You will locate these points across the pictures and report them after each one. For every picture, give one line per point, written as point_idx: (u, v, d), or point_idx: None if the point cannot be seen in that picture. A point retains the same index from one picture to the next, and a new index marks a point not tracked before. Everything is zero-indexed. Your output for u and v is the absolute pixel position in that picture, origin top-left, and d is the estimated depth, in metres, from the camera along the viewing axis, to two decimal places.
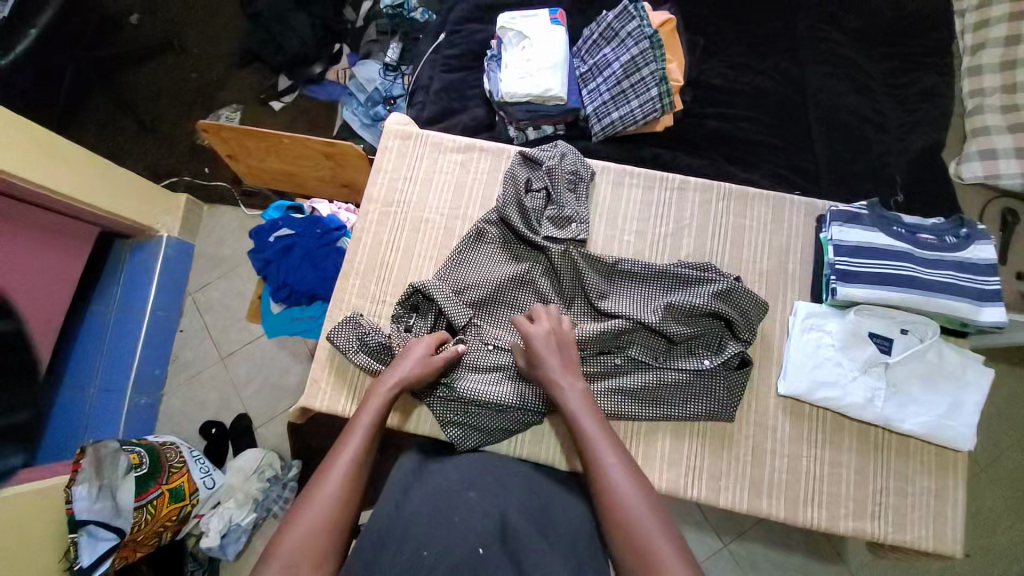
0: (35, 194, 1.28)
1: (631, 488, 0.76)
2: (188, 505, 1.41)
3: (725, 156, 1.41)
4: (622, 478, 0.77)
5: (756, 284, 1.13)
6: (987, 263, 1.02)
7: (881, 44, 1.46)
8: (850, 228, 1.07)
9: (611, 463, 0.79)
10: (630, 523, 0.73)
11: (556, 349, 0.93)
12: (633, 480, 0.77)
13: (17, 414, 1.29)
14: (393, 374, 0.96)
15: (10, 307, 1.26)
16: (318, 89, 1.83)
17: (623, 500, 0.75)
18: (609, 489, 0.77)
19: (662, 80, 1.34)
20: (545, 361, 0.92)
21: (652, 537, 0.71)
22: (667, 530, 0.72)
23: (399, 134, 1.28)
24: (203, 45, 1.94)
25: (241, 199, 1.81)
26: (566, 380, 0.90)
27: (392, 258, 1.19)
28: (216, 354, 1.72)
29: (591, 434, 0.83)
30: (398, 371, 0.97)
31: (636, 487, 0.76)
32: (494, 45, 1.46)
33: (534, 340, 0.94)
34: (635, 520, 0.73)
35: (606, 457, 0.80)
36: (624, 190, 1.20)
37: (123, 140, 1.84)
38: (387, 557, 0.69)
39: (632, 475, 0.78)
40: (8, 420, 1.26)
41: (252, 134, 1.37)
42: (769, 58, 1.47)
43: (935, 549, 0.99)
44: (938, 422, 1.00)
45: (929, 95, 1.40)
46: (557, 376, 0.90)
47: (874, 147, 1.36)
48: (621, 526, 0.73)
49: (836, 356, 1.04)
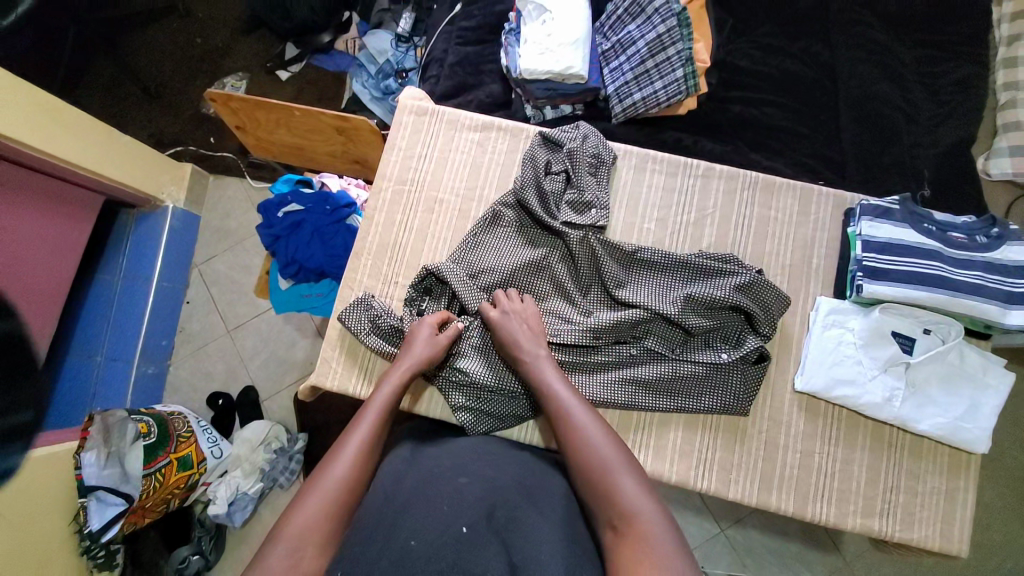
0: (43, 162, 1.26)
1: (598, 439, 0.78)
2: (195, 473, 1.39)
3: (747, 142, 1.36)
4: (590, 430, 0.80)
5: (778, 278, 1.11)
6: (1018, 265, 1.00)
7: (918, 29, 1.40)
8: (880, 224, 1.04)
9: (579, 419, 0.82)
10: (599, 472, 0.75)
11: (522, 323, 0.97)
12: (599, 431, 0.80)
13: (20, 414, 1.24)
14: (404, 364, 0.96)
15: (9, 306, 1.21)
16: (325, 58, 1.78)
17: (591, 453, 0.77)
18: (577, 444, 0.79)
19: (689, 61, 1.29)
20: (509, 335, 0.96)
21: (620, 479, 0.73)
22: (635, 474, 0.74)
23: (414, 110, 1.24)
24: (209, 8, 1.88)
25: (247, 171, 1.77)
26: (531, 350, 0.93)
27: (405, 239, 1.16)
28: (222, 328, 1.70)
29: (558, 396, 0.86)
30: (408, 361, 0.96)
31: (606, 437, 0.79)
32: (513, 17, 1.40)
33: (496, 321, 0.98)
34: (604, 468, 0.75)
35: (573, 414, 0.82)
36: (646, 175, 1.16)
37: (127, 105, 1.79)
38: (371, 549, 0.66)
39: (599, 427, 0.81)
40: (13, 420, 1.22)
41: (262, 105, 1.32)
42: (799, 40, 1.41)
43: (942, 549, 0.99)
44: (955, 424, 0.99)
45: (963, 85, 1.35)
46: (521, 351, 0.94)
47: (903, 137, 1.32)
48: (591, 476, 0.75)
49: (856, 354, 1.02)
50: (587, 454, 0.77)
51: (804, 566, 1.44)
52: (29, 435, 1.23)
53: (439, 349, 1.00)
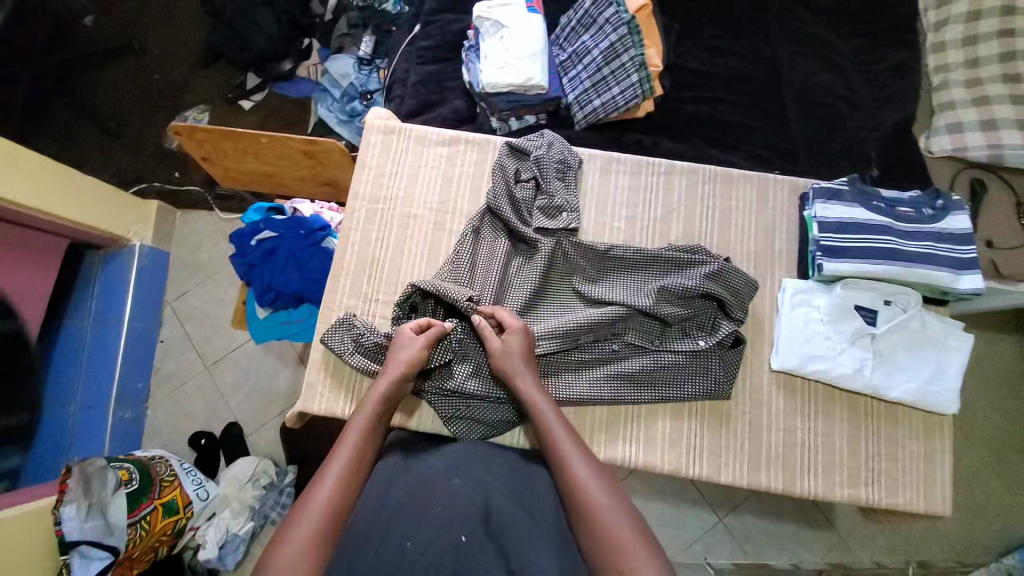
0: (5, 211, 1.25)
1: (595, 480, 0.80)
2: (183, 518, 1.36)
3: (705, 139, 1.42)
4: (587, 470, 0.81)
5: (745, 263, 1.15)
6: (963, 232, 1.06)
7: (850, 22, 1.49)
8: (832, 205, 1.10)
9: (576, 458, 0.84)
10: (594, 511, 0.76)
11: (523, 353, 0.97)
12: (597, 473, 0.81)
13: (14, 415, 1.35)
14: (385, 380, 0.95)
15: (10, 308, 1.31)
16: (288, 86, 1.79)
17: (587, 490, 0.79)
18: (573, 480, 0.81)
19: (642, 66, 1.35)
20: (507, 363, 0.96)
21: (615, 522, 0.74)
22: (630, 515, 0.75)
23: (382, 129, 1.26)
24: (165, 45, 1.87)
25: (215, 203, 1.76)
26: (529, 382, 0.94)
27: (383, 256, 1.17)
28: (200, 364, 1.67)
29: (557, 433, 0.87)
30: (390, 376, 0.96)
31: (603, 481, 0.80)
32: (471, 34, 1.44)
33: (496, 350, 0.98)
34: (598, 508, 0.76)
35: (572, 453, 0.84)
36: (612, 176, 1.20)
37: (86, 146, 1.76)
38: (366, 556, 0.70)
39: (596, 468, 0.82)
40: (8, 420, 1.33)
41: (228, 135, 1.32)
42: (742, 40, 1.49)
43: (926, 510, 1.04)
44: (924, 388, 1.04)
45: (898, 71, 1.43)
46: (524, 382, 0.95)
47: (847, 124, 1.40)
48: (586, 514, 0.76)
49: (824, 330, 1.07)
50: (583, 492, 0.79)
51: (802, 545, 1.48)
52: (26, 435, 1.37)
53: (419, 350, 0.99)
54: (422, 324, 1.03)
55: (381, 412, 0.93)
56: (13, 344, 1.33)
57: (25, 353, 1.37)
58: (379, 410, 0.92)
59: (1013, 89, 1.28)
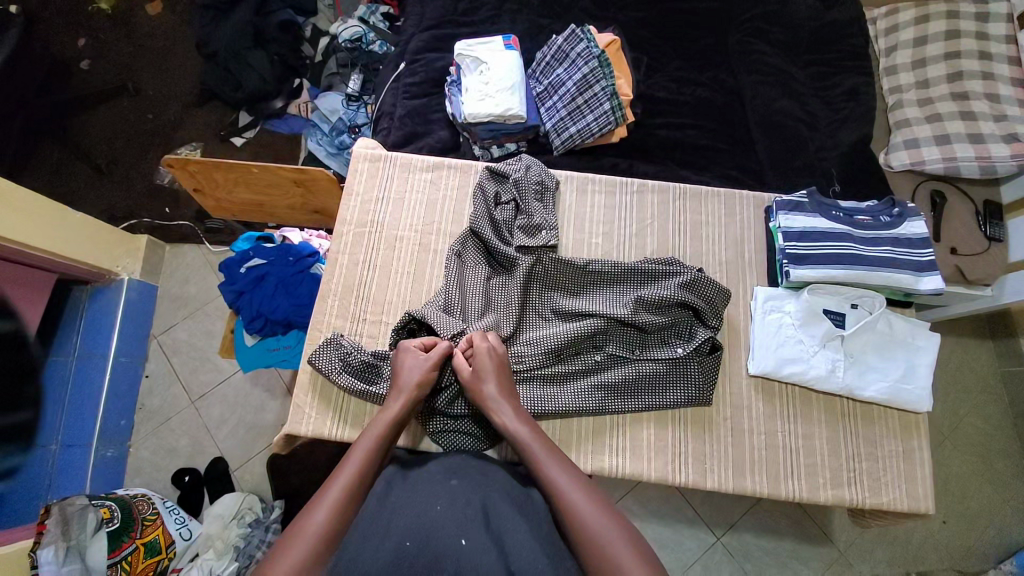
0: (7, 250, 1.29)
1: (591, 508, 0.78)
2: (164, 559, 1.32)
3: (678, 162, 1.51)
4: (580, 497, 0.80)
5: (718, 274, 1.21)
6: (920, 237, 1.13)
7: (805, 53, 1.60)
8: (795, 216, 1.16)
9: (571, 487, 0.82)
10: (589, 534, 0.75)
11: (495, 366, 0.99)
12: (589, 498, 0.80)
13: (16, 412, 1.37)
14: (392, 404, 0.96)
15: (9, 306, 1.35)
16: (279, 123, 1.87)
17: (582, 516, 0.77)
18: (568, 505, 0.79)
19: (614, 95, 1.43)
20: (482, 391, 0.96)
21: (613, 545, 0.73)
22: (629, 538, 0.74)
23: (368, 157, 1.31)
24: (158, 87, 1.95)
25: (204, 236, 1.79)
26: (506, 410, 0.94)
27: (369, 277, 1.20)
28: (187, 397, 1.66)
29: (543, 458, 0.86)
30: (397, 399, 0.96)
31: (598, 505, 0.79)
32: (454, 71, 1.52)
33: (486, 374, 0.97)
34: (596, 535, 0.74)
35: (559, 478, 0.83)
36: (588, 195, 1.27)
37: (76, 184, 1.80)
38: (365, 553, 0.71)
39: (593, 496, 0.80)
40: (9, 417, 1.35)
41: (219, 166, 1.38)
42: (706, 71, 1.60)
43: (910, 508, 1.06)
44: (897, 386, 1.09)
45: (854, 94, 1.53)
46: (503, 407, 0.94)
47: (809, 144, 1.48)
48: (581, 532, 0.76)
49: (796, 334, 1.12)
50: (579, 517, 0.77)
51: (801, 561, 1.47)
52: (28, 435, 1.40)
53: (425, 370, 1.00)
54: (429, 344, 1.05)
55: (386, 433, 0.92)
56: (17, 344, 1.38)
57: (29, 355, 1.42)
58: (384, 430, 0.92)
59: (961, 107, 1.42)
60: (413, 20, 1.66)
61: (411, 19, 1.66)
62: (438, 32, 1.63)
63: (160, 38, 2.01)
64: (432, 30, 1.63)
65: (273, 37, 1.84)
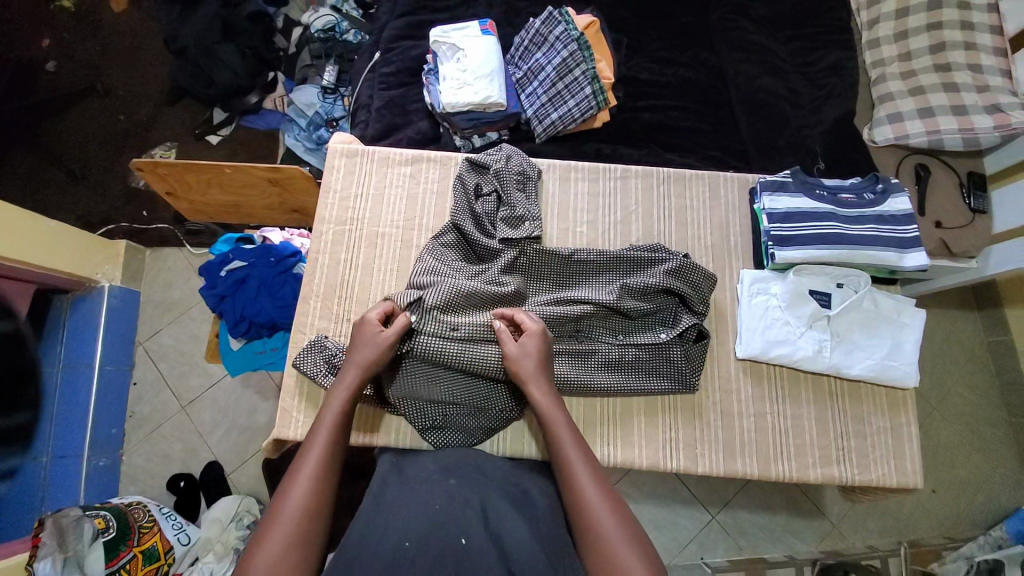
0: None
1: (604, 506, 0.77)
2: (163, 565, 1.31)
3: (661, 145, 1.49)
4: (596, 494, 0.78)
5: (703, 258, 1.20)
6: (904, 213, 1.13)
7: (787, 28, 1.58)
8: (780, 196, 1.15)
9: (589, 484, 0.80)
10: (598, 526, 0.75)
11: (539, 350, 0.96)
12: (606, 492, 0.79)
13: (9, 420, 1.37)
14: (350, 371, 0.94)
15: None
16: (256, 118, 1.83)
17: (591, 509, 0.77)
18: (581, 500, 0.78)
19: (594, 79, 1.41)
20: (517, 364, 0.94)
21: (621, 551, 0.72)
22: (637, 539, 0.73)
23: (345, 152, 1.28)
24: (128, 85, 1.89)
25: (184, 239, 1.75)
26: (542, 387, 0.92)
27: (351, 276, 1.18)
28: (177, 404, 1.64)
29: (565, 445, 0.85)
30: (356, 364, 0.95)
31: (611, 505, 0.77)
32: (430, 59, 1.48)
33: (512, 352, 0.96)
34: (603, 534, 0.74)
35: (581, 471, 0.81)
36: (571, 183, 1.25)
37: (50, 190, 1.75)
38: (366, 552, 0.70)
39: (607, 494, 0.79)
40: (7, 422, 1.36)
41: (191, 167, 1.34)
42: (688, 51, 1.57)
43: (898, 483, 1.07)
44: (884, 364, 1.09)
45: (836, 69, 1.52)
46: (532, 386, 0.92)
47: (793, 122, 1.47)
48: (586, 522, 0.76)
49: (783, 316, 1.11)
50: (590, 510, 0.77)
51: (795, 535, 1.49)
52: (17, 447, 1.39)
53: (382, 340, 0.97)
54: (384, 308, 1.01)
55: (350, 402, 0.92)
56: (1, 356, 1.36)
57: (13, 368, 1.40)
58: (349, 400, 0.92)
59: (943, 79, 1.40)
60: (386, 8, 1.61)
61: (385, 6, 1.61)
62: (413, 18, 1.58)
63: (127, 35, 1.94)
64: (407, 17, 1.58)
65: (243, 29, 1.77)
